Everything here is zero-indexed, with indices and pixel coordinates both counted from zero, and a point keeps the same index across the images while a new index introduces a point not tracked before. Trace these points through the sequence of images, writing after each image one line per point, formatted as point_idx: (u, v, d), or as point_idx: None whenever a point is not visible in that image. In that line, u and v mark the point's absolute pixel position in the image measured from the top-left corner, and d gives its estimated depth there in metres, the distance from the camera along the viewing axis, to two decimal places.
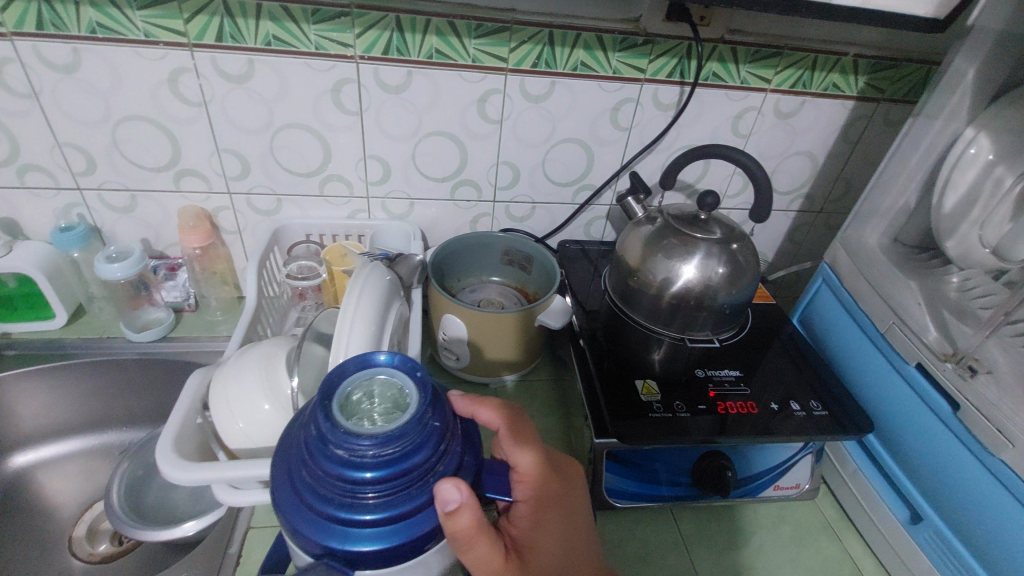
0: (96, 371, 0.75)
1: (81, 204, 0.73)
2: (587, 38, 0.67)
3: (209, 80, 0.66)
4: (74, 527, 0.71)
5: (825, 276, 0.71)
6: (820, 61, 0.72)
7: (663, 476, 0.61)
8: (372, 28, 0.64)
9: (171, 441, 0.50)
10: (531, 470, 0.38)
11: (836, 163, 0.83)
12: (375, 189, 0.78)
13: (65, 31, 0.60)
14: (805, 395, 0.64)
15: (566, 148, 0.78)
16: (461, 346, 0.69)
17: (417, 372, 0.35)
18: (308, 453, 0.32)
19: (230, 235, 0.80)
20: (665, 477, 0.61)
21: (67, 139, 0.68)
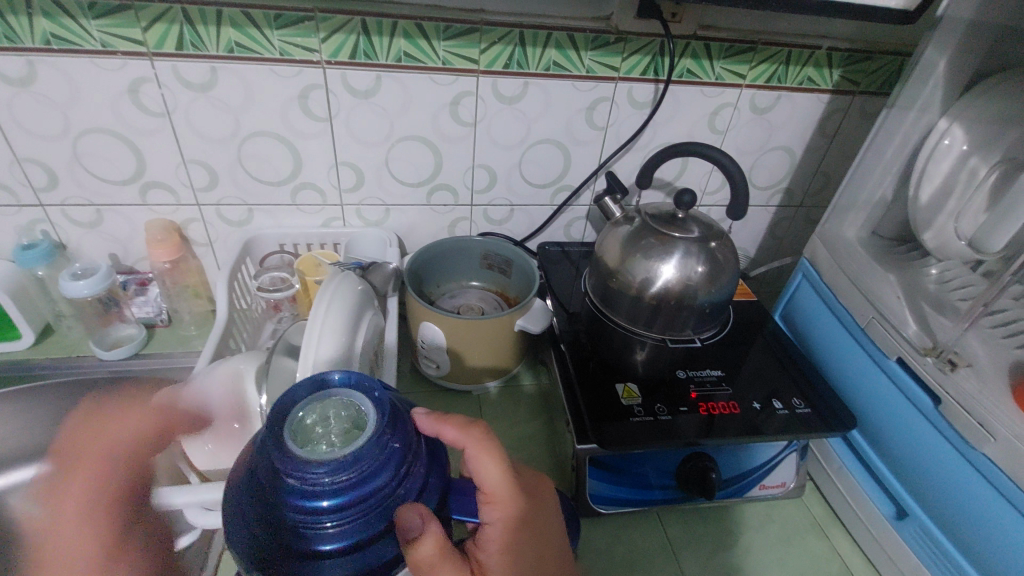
0: (66, 393, 0.73)
1: (45, 220, 0.71)
2: (558, 37, 0.66)
3: (171, 89, 0.64)
4: None
5: (805, 271, 0.70)
6: (793, 55, 0.72)
7: (653, 479, 0.60)
8: (337, 32, 0.62)
9: None
10: (500, 492, 0.37)
11: (814, 157, 0.83)
12: (349, 196, 0.77)
13: (18, 43, 0.58)
14: (789, 393, 0.63)
15: (542, 149, 0.77)
16: (440, 354, 0.68)
17: (376, 392, 0.35)
18: (259, 483, 0.31)
19: (201, 248, 0.78)
20: (655, 480, 0.60)
21: (26, 154, 0.66)
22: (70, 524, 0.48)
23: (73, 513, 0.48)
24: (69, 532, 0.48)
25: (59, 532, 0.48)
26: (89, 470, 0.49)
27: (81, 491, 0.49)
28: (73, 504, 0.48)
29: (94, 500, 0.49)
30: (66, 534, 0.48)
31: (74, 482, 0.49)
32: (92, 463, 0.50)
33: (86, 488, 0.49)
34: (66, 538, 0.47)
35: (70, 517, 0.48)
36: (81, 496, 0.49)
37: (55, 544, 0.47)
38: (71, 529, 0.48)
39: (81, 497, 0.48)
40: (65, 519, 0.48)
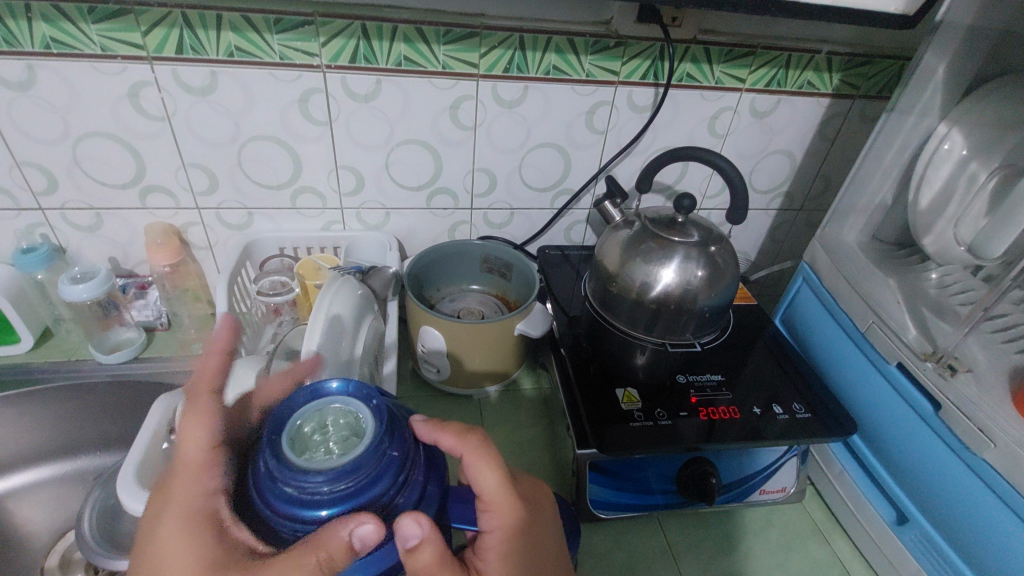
0: (65, 397, 0.73)
1: (44, 224, 0.71)
2: (558, 41, 0.66)
3: (171, 94, 0.64)
4: (46, 558, 0.69)
5: (806, 275, 0.70)
6: (793, 59, 0.72)
7: (654, 483, 0.60)
8: (337, 37, 0.62)
9: (133, 471, 0.48)
10: (499, 499, 0.36)
11: (814, 161, 0.83)
12: (349, 200, 0.77)
13: (17, 46, 0.58)
14: (789, 398, 0.64)
15: (542, 152, 0.77)
16: (440, 358, 0.68)
17: (373, 399, 0.34)
18: (258, 491, 0.31)
19: (201, 251, 0.78)
20: (656, 485, 0.60)
21: (25, 158, 0.66)
22: (186, 541, 0.33)
23: (181, 523, 0.33)
24: (185, 555, 0.32)
25: (160, 528, 0.34)
26: (205, 459, 0.35)
27: (204, 485, 0.34)
28: (189, 505, 0.33)
29: (213, 518, 0.33)
30: (176, 551, 0.33)
31: (186, 472, 0.34)
32: (201, 451, 0.35)
33: (206, 484, 0.34)
34: (176, 560, 0.33)
35: (189, 533, 0.33)
36: (198, 499, 0.34)
37: (162, 552, 0.33)
38: (187, 553, 0.32)
39: (203, 497, 0.34)
40: (175, 525, 0.33)
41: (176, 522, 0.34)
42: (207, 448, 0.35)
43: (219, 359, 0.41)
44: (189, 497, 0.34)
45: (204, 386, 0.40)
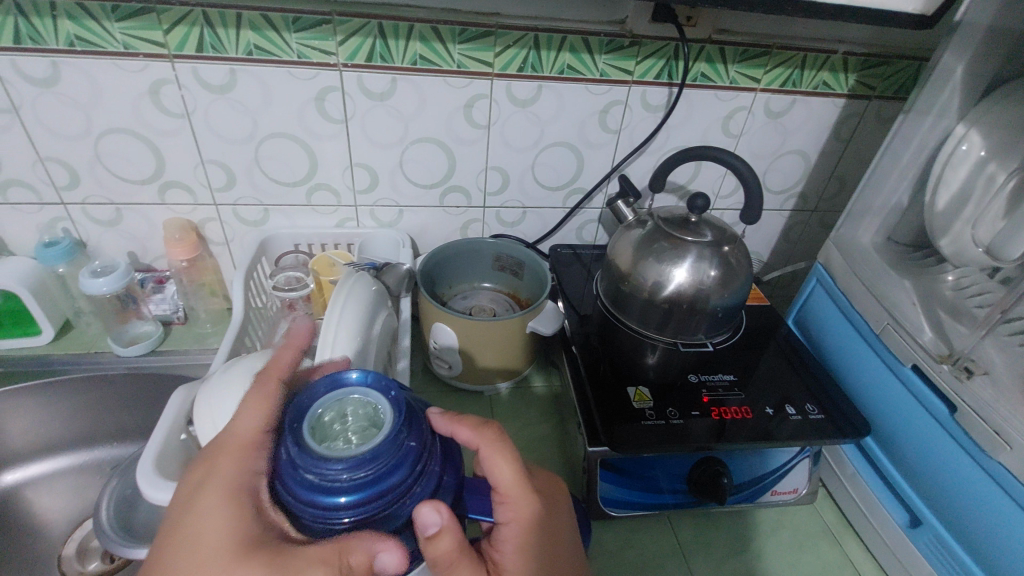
0: (84, 388, 0.74)
1: (66, 218, 0.73)
2: (572, 40, 0.67)
3: (191, 91, 0.65)
4: (63, 546, 0.70)
5: (820, 276, 0.70)
6: (809, 59, 0.72)
7: (664, 483, 0.60)
8: (354, 36, 0.63)
9: (153, 460, 0.49)
10: (514, 491, 0.37)
11: (829, 161, 0.83)
12: (363, 197, 0.78)
13: (43, 44, 0.59)
14: (802, 398, 0.63)
15: (556, 151, 0.77)
16: (452, 355, 0.69)
17: (392, 390, 0.35)
18: (280, 478, 0.32)
19: (217, 246, 0.79)
20: (666, 485, 0.60)
21: (49, 153, 0.67)
22: (221, 518, 0.32)
23: (220, 497, 0.33)
24: (217, 533, 0.32)
25: (193, 502, 0.34)
26: (254, 441, 0.35)
27: (249, 464, 0.34)
28: (231, 481, 0.33)
29: (254, 498, 0.33)
30: (206, 528, 0.32)
31: (233, 450, 0.34)
32: (251, 431, 0.35)
33: (251, 464, 0.34)
34: (206, 537, 0.32)
35: (225, 510, 0.32)
36: (242, 476, 0.33)
37: (193, 526, 0.33)
38: (219, 531, 0.32)
39: (247, 475, 0.33)
40: (211, 501, 0.33)
41: (212, 498, 0.33)
42: (259, 431, 0.35)
43: (295, 355, 0.41)
44: (231, 474, 0.33)
45: (272, 373, 0.39)
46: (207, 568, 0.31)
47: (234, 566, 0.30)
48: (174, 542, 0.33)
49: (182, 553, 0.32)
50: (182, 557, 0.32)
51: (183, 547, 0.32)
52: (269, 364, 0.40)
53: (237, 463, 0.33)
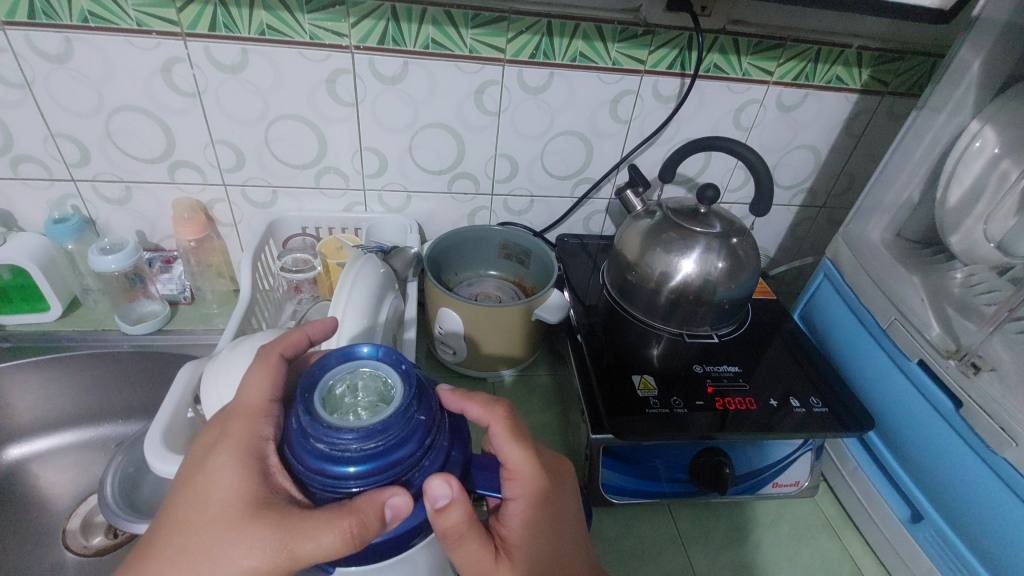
0: (91, 365, 0.74)
1: (75, 195, 0.73)
2: (585, 28, 0.66)
3: (203, 70, 0.65)
4: (68, 521, 0.70)
5: (827, 270, 0.70)
6: (823, 52, 0.71)
7: (663, 472, 0.60)
8: (367, 18, 0.63)
9: (159, 434, 0.49)
10: (523, 469, 0.36)
11: (839, 157, 0.82)
12: (372, 181, 0.78)
13: (56, 19, 0.59)
14: (805, 392, 0.63)
15: (565, 140, 0.77)
16: (457, 341, 0.69)
17: (402, 364, 0.35)
18: (290, 446, 0.32)
19: (226, 228, 0.79)
20: (665, 474, 0.60)
21: (61, 130, 0.67)
22: (230, 479, 0.32)
23: (227, 461, 0.33)
24: (226, 493, 0.32)
25: (203, 462, 0.34)
26: (263, 407, 0.35)
27: (256, 430, 0.34)
28: (239, 444, 0.33)
29: (261, 461, 0.33)
30: (214, 488, 0.32)
31: (241, 415, 0.34)
32: (260, 399, 0.35)
33: (259, 429, 0.34)
34: (215, 497, 0.32)
35: (233, 472, 0.32)
36: (250, 442, 0.33)
37: (201, 485, 0.33)
38: (227, 492, 0.32)
39: (255, 441, 0.33)
40: (219, 462, 0.33)
41: (220, 459, 0.33)
42: (267, 399, 0.35)
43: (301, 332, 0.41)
44: (239, 437, 0.33)
45: (277, 348, 0.39)
46: (217, 525, 0.32)
47: (243, 525, 0.31)
48: (186, 500, 0.33)
49: (195, 509, 0.33)
50: (193, 514, 0.33)
51: (194, 504, 0.33)
52: (278, 339, 0.40)
53: (244, 427, 0.33)
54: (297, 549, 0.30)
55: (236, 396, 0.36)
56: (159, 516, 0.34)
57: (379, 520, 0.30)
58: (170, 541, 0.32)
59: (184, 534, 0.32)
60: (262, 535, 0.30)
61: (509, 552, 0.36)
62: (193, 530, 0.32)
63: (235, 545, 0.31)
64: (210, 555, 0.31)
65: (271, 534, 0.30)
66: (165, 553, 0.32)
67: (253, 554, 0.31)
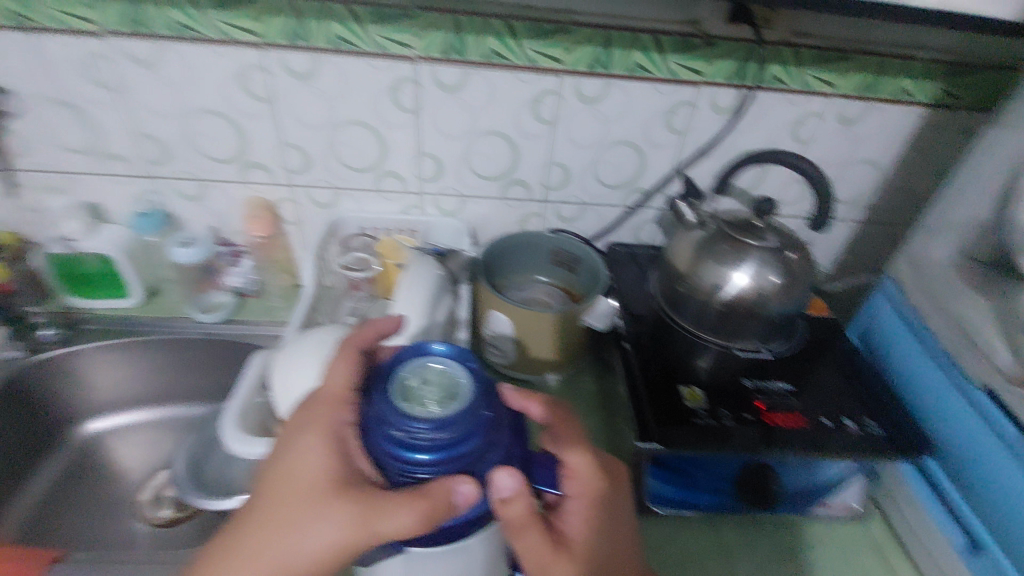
0: (164, 349, 0.80)
1: (158, 191, 0.79)
2: (644, 39, 0.67)
3: (278, 78, 0.69)
4: (140, 492, 0.75)
5: (887, 291, 0.69)
6: (889, 66, 0.69)
7: (704, 483, 0.61)
8: (432, 29, 0.65)
9: (234, 417, 0.53)
10: (583, 469, 0.38)
11: (903, 173, 0.80)
12: (428, 185, 0.80)
13: (151, 30, 0.64)
14: (858, 412, 0.62)
15: (618, 150, 0.77)
16: (506, 343, 0.70)
17: (469, 363, 0.37)
18: (367, 431, 0.34)
19: (290, 226, 0.84)
20: (706, 485, 0.61)
21: (148, 131, 0.73)
22: (316, 458, 0.35)
23: (315, 443, 0.35)
24: (313, 471, 0.35)
25: (291, 441, 0.37)
26: (345, 394, 0.38)
27: (340, 415, 0.36)
28: (325, 427, 0.36)
29: (344, 444, 0.35)
30: (302, 467, 0.35)
31: (327, 401, 0.37)
32: (342, 387, 0.38)
33: (342, 414, 0.36)
34: (302, 474, 0.35)
35: (319, 452, 0.35)
36: (334, 425, 0.36)
37: (291, 463, 0.36)
38: (313, 470, 0.35)
39: (339, 425, 0.36)
40: (307, 442, 0.36)
41: (307, 440, 0.36)
42: (348, 386, 0.38)
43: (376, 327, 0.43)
44: (324, 420, 0.36)
45: (356, 342, 0.42)
46: (305, 500, 0.34)
47: (329, 502, 0.33)
48: (275, 475, 0.36)
49: (284, 484, 0.35)
50: (281, 488, 0.35)
51: (282, 479, 0.35)
52: (356, 333, 0.43)
53: (330, 412, 0.36)
54: (377, 528, 0.32)
55: (320, 384, 0.39)
56: (251, 488, 0.37)
57: (449, 504, 0.32)
58: (262, 511, 0.35)
59: (274, 506, 0.35)
60: (346, 512, 0.33)
61: (568, 547, 0.37)
62: (283, 503, 0.35)
63: (321, 520, 0.33)
64: (298, 527, 0.34)
65: (353, 511, 0.33)
66: (258, 522, 0.35)
67: (337, 529, 0.33)
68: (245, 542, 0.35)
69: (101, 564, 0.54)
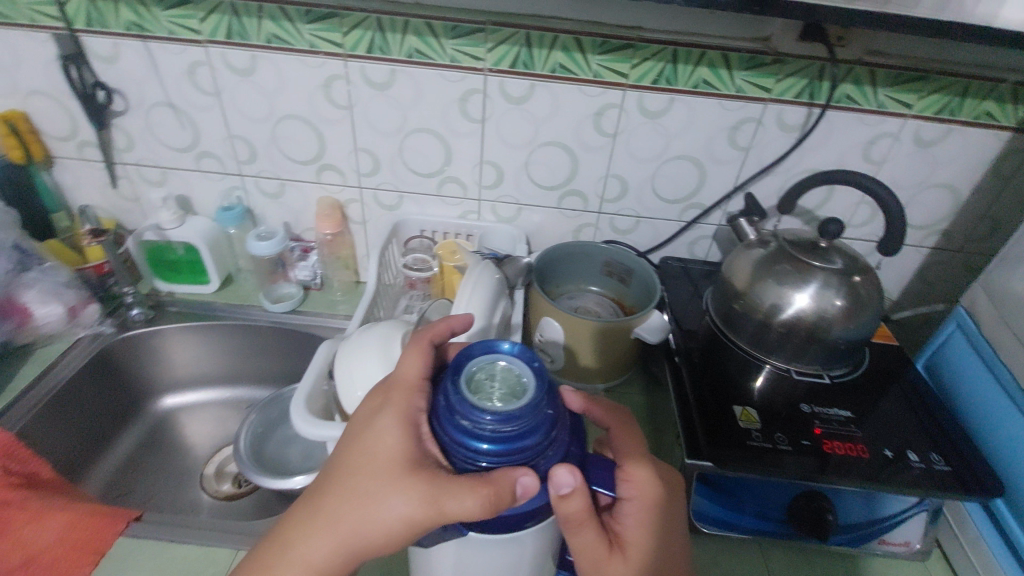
0: (235, 334, 0.86)
1: (240, 187, 0.85)
2: (712, 56, 0.67)
3: (356, 87, 0.74)
4: (205, 466, 0.81)
5: (960, 321, 0.65)
6: (973, 87, 0.66)
7: (749, 507, 0.59)
8: (503, 43, 0.68)
9: (303, 400, 0.56)
10: (640, 475, 0.39)
11: (984, 199, 0.76)
12: (488, 192, 0.83)
13: (248, 40, 0.70)
14: (924, 446, 0.59)
15: (678, 165, 0.77)
16: (556, 349, 0.71)
17: (535, 362, 0.38)
18: (437, 418, 0.36)
19: (356, 225, 0.88)
20: (750, 508, 0.59)
21: (237, 132, 0.79)
22: (392, 438, 0.37)
23: (390, 424, 0.38)
24: (388, 450, 0.37)
25: (368, 421, 0.39)
26: (418, 384, 0.40)
27: (414, 401, 0.39)
28: (400, 411, 0.38)
29: (416, 428, 0.37)
30: (378, 445, 0.38)
31: (402, 387, 0.40)
32: (416, 375, 0.41)
33: (416, 401, 0.39)
34: (378, 452, 0.38)
35: (395, 433, 0.37)
36: (408, 410, 0.38)
37: (367, 441, 0.38)
38: (389, 449, 0.37)
39: (413, 410, 0.38)
40: (383, 423, 0.38)
41: (383, 421, 0.38)
42: (422, 376, 0.40)
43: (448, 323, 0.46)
44: (400, 405, 0.39)
45: (429, 335, 0.44)
46: (379, 476, 0.37)
47: (401, 479, 0.36)
48: (352, 450, 0.39)
49: (360, 460, 0.38)
50: (359, 463, 0.38)
51: (360, 455, 0.38)
52: (429, 327, 0.45)
53: (405, 398, 0.39)
54: (444, 508, 0.34)
55: (395, 371, 0.42)
56: (330, 461, 0.40)
57: (511, 494, 0.33)
58: (342, 482, 0.39)
59: (352, 478, 0.38)
60: (417, 490, 0.35)
61: (624, 548, 0.39)
62: (359, 476, 0.38)
63: (394, 495, 0.36)
64: (372, 500, 0.37)
65: (424, 490, 0.35)
66: (338, 491, 0.38)
67: (408, 505, 0.35)
68: (326, 508, 0.38)
69: (173, 527, 0.58)
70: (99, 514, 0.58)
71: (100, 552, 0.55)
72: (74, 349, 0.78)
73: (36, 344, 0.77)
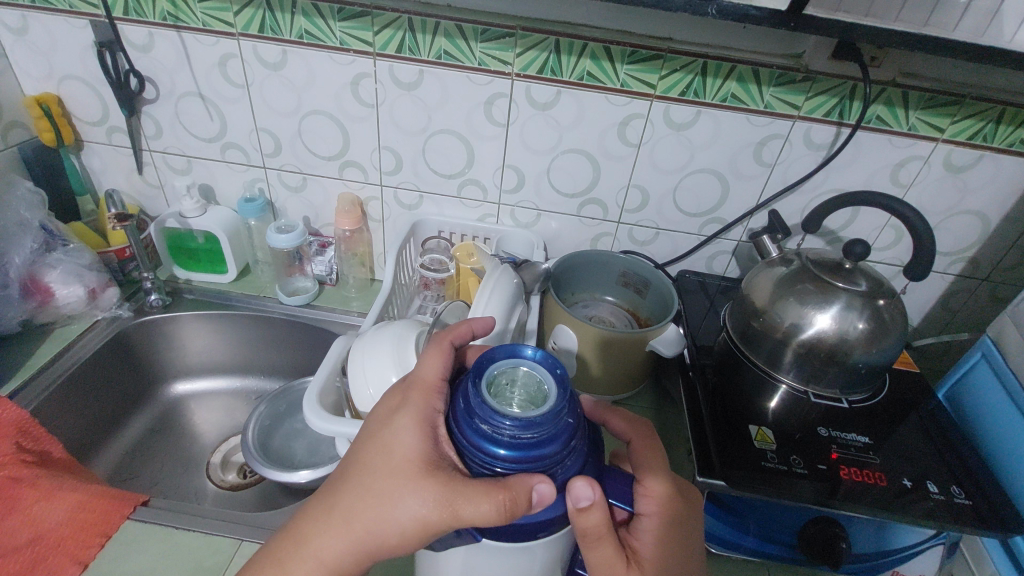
0: (250, 325, 0.87)
1: (262, 180, 0.86)
2: (742, 70, 0.66)
3: (384, 85, 0.74)
4: (212, 454, 0.82)
5: (986, 350, 0.63)
6: (1009, 114, 0.65)
7: (754, 528, 0.58)
8: (532, 49, 0.68)
9: (315, 391, 0.57)
10: (659, 489, 0.39)
11: (1013, 228, 0.74)
12: (508, 197, 0.83)
13: (279, 34, 0.71)
14: (944, 478, 0.58)
15: (701, 178, 0.77)
16: (568, 357, 0.70)
17: (558, 370, 0.37)
18: (455, 421, 0.36)
19: (375, 222, 0.89)
20: (755, 529, 0.58)
21: (264, 125, 0.80)
22: (410, 438, 0.37)
23: (408, 424, 0.38)
24: (406, 449, 0.37)
25: (385, 420, 0.39)
26: (437, 384, 0.40)
27: (431, 402, 0.39)
28: (418, 411, 0.38)
29: (433, 430, 0.37)
30: (395, 444, 0.37)
31: (421, 388, 0.40)
32: (435, 376, 0.40)
33: (434, 403, 0.39)
34: (395, 451, 0.37)
35: (413, 434, 0.37)
36: (426, 410, 0.38)
37: (384, 440, 0.38)
38: (406, 449, 0.37)
39: (430, 410, 0.38)
40: (401, 423, 0.38)
41: (401, 421, 0.38)
42: (441, 377, 0.40)
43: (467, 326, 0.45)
44: (418, 405, 0.38)
45: (449, 337, 0.44)
46: (395, 476, 0.37)
47: (417, 480, 0.35)
48: (370, 447, 0.39)
49: (376, 458, 0.38)
50: (375, 462, 0.38)
51: (377, 452, 0.38)
52: (450, 329, 0.45)
53: (423, 398, 0.39)
54: (459, 511, 0.34)
55: (414, 371, 0.41)
56: (345, 458, 0.40)
57: (526, 502, 0.33)
58: (357, 480, 0.38)
59: (368, 477, 0.38)
60: (433, 492, 0.35)
61: (640, 563, 0.38)
62: (375, 476, 0.38)
63: (409, 495, 0.36)
64: (388, 500, 0.36)
65: (440, 492, 0.34)
66: (353, 490, 0.38)
67: (423, 506, 0.35)
68: (341, 505, 0.38)
69: (179, 514, 0.59)
70: (109, 495, 0.59)
71: (107, 535, 0.55)
72: (92, 331, 0.79)
73: (56, 324, 0.78)
